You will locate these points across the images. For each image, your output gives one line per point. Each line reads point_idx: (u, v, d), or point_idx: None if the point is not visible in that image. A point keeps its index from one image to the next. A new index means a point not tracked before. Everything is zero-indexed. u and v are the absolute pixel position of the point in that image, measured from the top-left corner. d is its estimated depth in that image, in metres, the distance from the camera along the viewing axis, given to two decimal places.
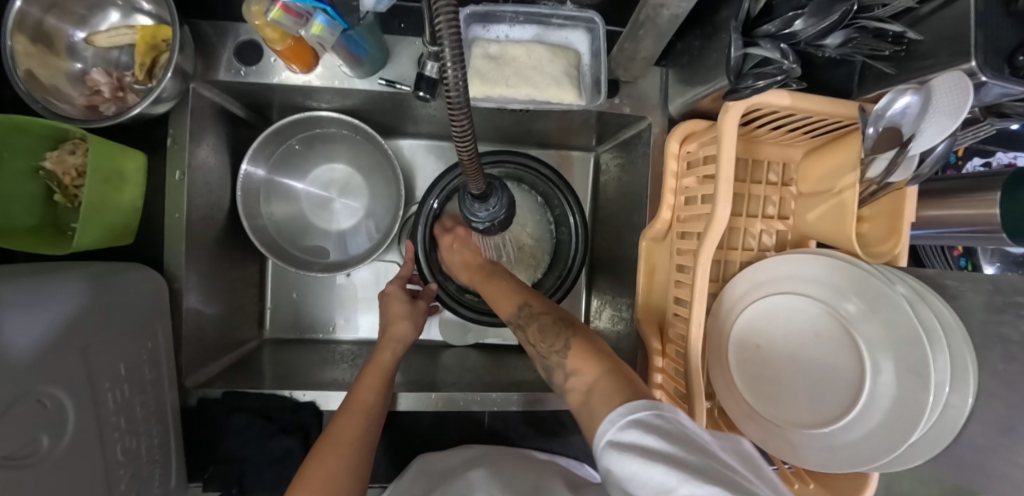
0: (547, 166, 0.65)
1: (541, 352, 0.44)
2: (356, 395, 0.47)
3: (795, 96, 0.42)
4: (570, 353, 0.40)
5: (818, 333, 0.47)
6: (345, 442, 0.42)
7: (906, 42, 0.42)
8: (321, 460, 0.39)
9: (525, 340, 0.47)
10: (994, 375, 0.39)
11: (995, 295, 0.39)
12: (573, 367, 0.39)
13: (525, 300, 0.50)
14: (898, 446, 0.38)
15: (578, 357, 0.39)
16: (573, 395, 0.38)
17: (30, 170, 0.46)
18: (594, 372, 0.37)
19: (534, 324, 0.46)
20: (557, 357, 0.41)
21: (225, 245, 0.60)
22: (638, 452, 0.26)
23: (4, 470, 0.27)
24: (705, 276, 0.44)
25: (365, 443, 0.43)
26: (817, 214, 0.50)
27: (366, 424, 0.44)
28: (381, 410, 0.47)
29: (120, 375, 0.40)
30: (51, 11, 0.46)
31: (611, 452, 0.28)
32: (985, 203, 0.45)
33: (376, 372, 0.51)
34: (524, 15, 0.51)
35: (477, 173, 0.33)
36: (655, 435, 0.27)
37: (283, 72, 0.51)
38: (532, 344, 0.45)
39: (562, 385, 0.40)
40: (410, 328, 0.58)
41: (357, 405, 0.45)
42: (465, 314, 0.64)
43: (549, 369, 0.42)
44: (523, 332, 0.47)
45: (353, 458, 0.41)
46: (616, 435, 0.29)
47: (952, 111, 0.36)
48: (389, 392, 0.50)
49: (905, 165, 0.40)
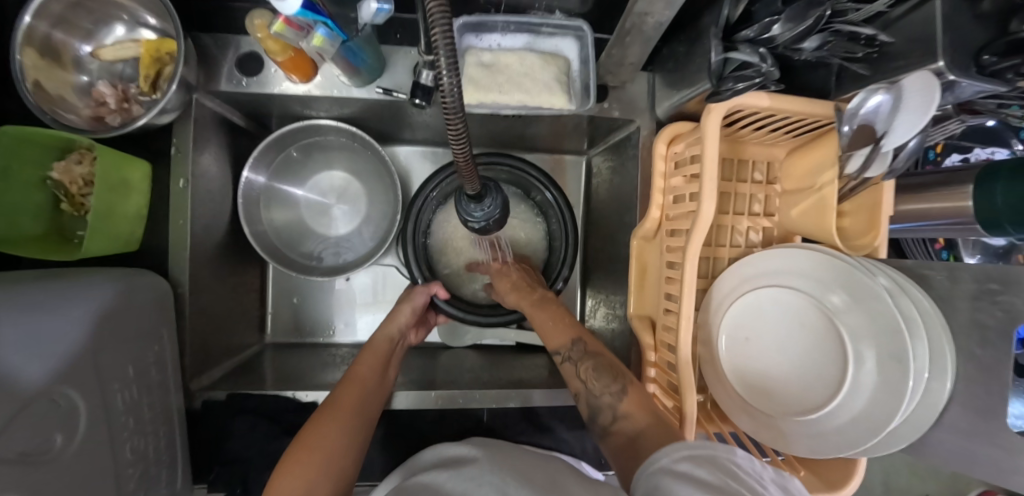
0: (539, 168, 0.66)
1: (592, 389, 0.48)
2: (347, 380, 0.50)
3: (774, 97, 0.44)
4: (625, 398, 0.45)
5: (803, 324, 0.48)
6: (341, 410, 0.45)
7: (878, 44, 0.44)
8: (315, 433, 0.42)
9: (573, 374, 0.51)
10: (971, 360, 0.42)
11: (971, 281, 0.42)
12: (625, 411, 0.44)
13: (581, 338, 0.53)
14: (881, 431, 0.41)
15: (634, 402, 0.44)
16: (617, 437, 0.42)
17: (36, 181, 0.47)
18: (645, 421, 0.41)
19: (587, 363, 0.50)
20: (608, 399, 0.46)
21: (227, 252, 0.61)
22: (683, 477, 0.29)
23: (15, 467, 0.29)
24: (693, 270, 0.46)
25: (365, 417, 0.46)
26: (799, 210, 0.52)
27: (360, 403, 0.47)
28: (378, 390, 0.51)
29: (129, 377, 0.41)
30: (59, 26, 0.46)
31: (660, 477, 0.31)
32: (958, 197, 0.48)
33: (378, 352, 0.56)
34: (515, 24, 0.53)
35: (472, 173, 0.35)
36: (707, 468, 0.30)
37: (283, 83, 0.53)
38: (581, 380, 0.49)
39: (607, 425, 0.44)
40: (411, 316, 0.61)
41: (350, 386, 0.49)
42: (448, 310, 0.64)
43: (596, 409, 0.46)
44: (571, 368, 0.51)
45: (347, 429, 0.44)
46: (668, 464, 0.32)
47: (920, 111, 0.38)
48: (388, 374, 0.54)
49: (880, 160, 0.43)
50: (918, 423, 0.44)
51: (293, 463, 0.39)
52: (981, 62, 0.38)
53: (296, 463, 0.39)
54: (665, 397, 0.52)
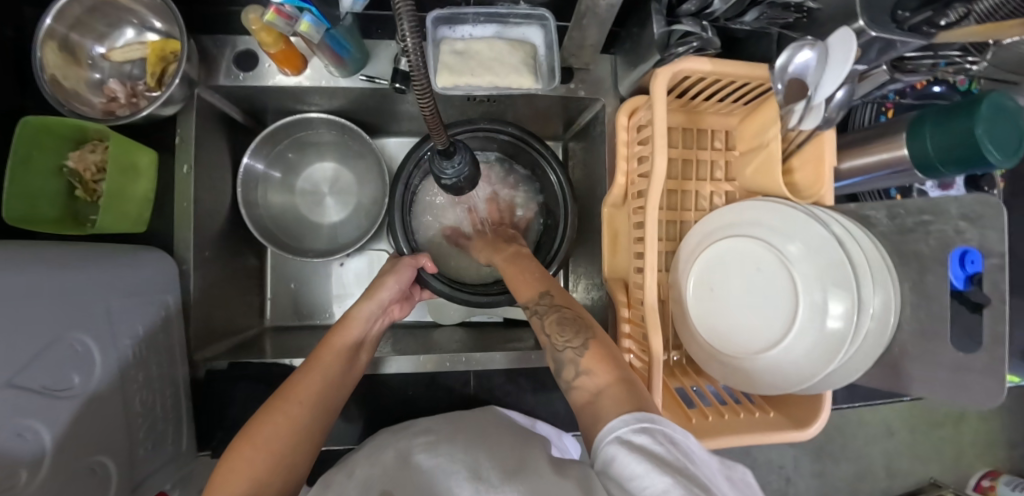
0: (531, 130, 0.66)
1: (555, 342, 0.47)
2: (317, 360, 0.49)
3: (715, 61, 0.49)
4: (587, 351, 0.44)
5: (761, 269, 0.52)
6: (295, 404, 0.44)
7: (806, 10, 0.49)
8: (264, 425, 0.41)
9: (540, 329, 0.50)
10: (919, 291, 0.45)
11: (904, 217, 0.46)
12: (586, 366, 0.43)
13: (550, 292, 0.52)
14: (834, 360, 0.46)
15: (595, 357, 0.43)
16: (580, 393, 0.42)
17: (54, 169, 0.52)
18: (606, 376, 0.41)
19: (553, 317, 0.49)
20: (571, 353, 0.44)
21: (229, 237, 0.66)
22: (645, 455, 0.30)
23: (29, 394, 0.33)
24: (654, 223, 0.50)
25: (323, 407, 0.45)
26: (751, 169, 0.57)
27: (323, 388, 0.46)
28: (341, 377, 0.50)
29: (138, 335, 0.46)
30: (75, 28, 0.52)
31: (617, 449, 0.32)
32: (893, 147, 0.52)
33: (351, 331, 0.54)
34: (484, 15, 0.59)
35: (440, 129, 0.38)
36: (663, 446, 0.31)
37: (276, 76, 0.58)
38: (547, 336, 0.48)
39: (569, 380, 0.44)
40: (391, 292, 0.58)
41: (318, 369, 0.48)
42: (435, 288, 0.64)
43: (559, 363, 0.45)
44: (538, 323, 0.50)
45: (299, 425, 0.42)
46: (625, 435, 0.33)
47: (840, 63, 0.41)
48: (356, 356, 0.53)
49: (814, 112, 0.47)
50: (867, 352, 0.49)
51: (235, 461, 0.38)
52: (898, 18, 0.44)
53: (239, 460, 0.38)
54: (639, 350, 0.56)
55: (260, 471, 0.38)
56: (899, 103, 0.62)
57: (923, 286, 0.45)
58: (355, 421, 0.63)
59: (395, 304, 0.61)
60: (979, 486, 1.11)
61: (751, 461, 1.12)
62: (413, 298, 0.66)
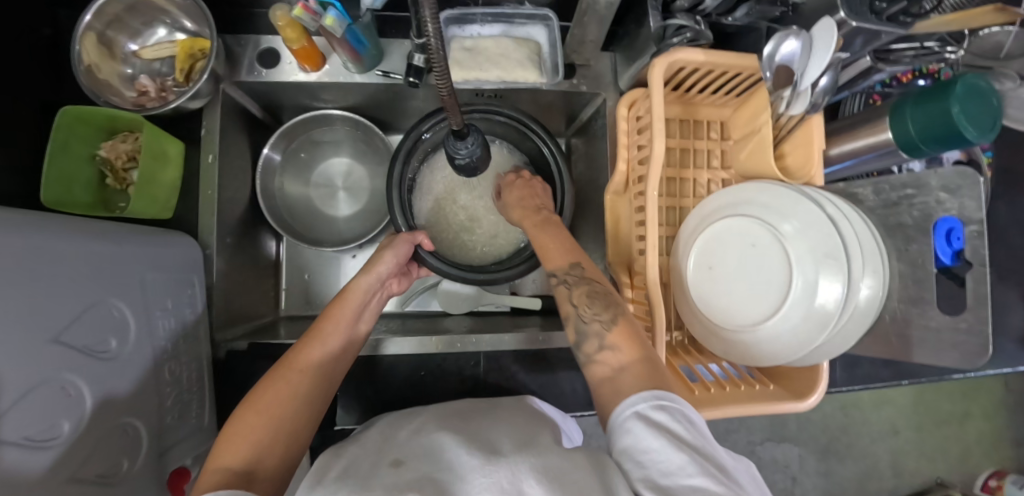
0: (531, 116, 0.66)
1: (582, 313, 0.48)
2: (316, 330, 0.51)
3: (707, 52, 0.53)
4: (614, 328, 0.45)
5: (755, 245, 0.54)
6: (296, 369, 0.46)
7: (791, 4, 0.53)
8: (269, 387, 0.43)
9: (566, 298, 0.50)
10: (909, 261, 0.48)
11: (890, 192, 0.49)
12: (611, 342, 0.44)
13: (581, 262, 0.51)
14: (828, 327, 0.48)
15: (622, 334, 0.45)
16: (600, 367, 0.44)
17: (88, 156, 0.55)
18: (632, 354, 0.42)
19: (583, 289, 0.49)
20: (597, 326, 0.46)
21: (247, 227, 0.69)
22: (662, 434, 0.33)
23: (64, 349, 0.36)
24: (654, 204, 0.53)
25: (324, 374, 0.48)
26: (746, 154, 0.60)
27: (322, 356, 0.49)
28: (341, 347, 0.52)
29: (168, 309, 0.50)
30: (111, 26, 0.55)
31: (635, 424, 0.34)
32: (879, 130, 0.55)
33: (350, 305, 0.56)
34: (491, 16, 0.63)
35: (455, 109, 0.41)
36: (678, 424, 0.34)
37: (296, 73, 0.62)
38: (572, 304, 0.49)
39: (589, 353, 0.45)
40: (389, 265, 0.61)
41: (319, 336, 0.51)
42: (431, 266, 0.64)
43: (583, 334, 0.47)
44: (564, 291, 0.50)
45: (301, 387, 0.44)
46: (642, 412, 0.35)
47: (823, 48, 0.45)
48: (355, 328, 0.55)
49: (801, 98, 0.51)
50: (862, 322, 0.51)
51: (241, 421, 0.40)
52: (875, 9, 0.48)
53: (245, 420, 0.40)
54: (642, 329, 0.58)
55: (266, 430, 0.40)
56: (885, 94, 0.65)
57: (914, 256, 0.48)
58: (365, 403, 0.66)
59: (392, 279, 0.63)
60: (987, 485, 1.12)
61: (756, 459, 1.13)
62: (411, 274, 0.68)
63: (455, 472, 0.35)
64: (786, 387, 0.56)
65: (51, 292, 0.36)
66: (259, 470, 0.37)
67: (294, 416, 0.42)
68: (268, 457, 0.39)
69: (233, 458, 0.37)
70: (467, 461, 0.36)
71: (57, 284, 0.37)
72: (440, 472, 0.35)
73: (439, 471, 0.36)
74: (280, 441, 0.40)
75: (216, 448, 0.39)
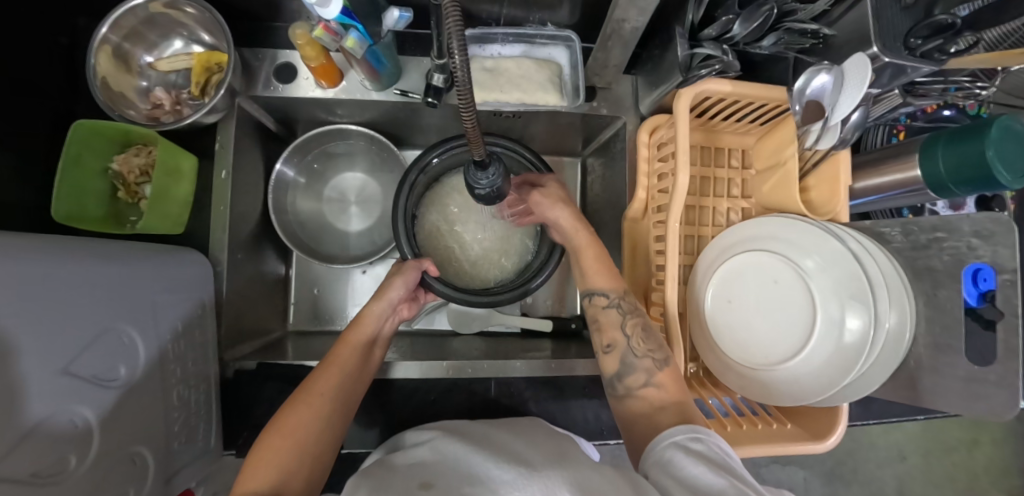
0: (533, 152, 0.64)
1: (634, 346, 0.49)
2: (335, 350, 0.51)
3: (734, 83, 0.52)
4: (665, 368, 0.47)
5: (778, 281, 0.53)
6: (318, 393, 0.46)
7: (821, 36, 0.52)
8: (292, 409, 0.44)
9: (616, 323, 0.51)
10: (934, 306, 0.47)
11: (919, 234, 0.48)
12: (658, 380, 0.46)
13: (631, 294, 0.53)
14: (852, 371, 0.47)
15: (669, 375, 0.47)
16: (641, 401, 0.46)
17: (100, 170, 0.54)
18: (677, 397, 0.45)
19: (634, 319, 0.51)
20: (649, 363, 0.47)
21: (259, 242, 0.68)
22: (701, 459, 0.33)
23: (74, 380, 0.35)
24: (676, 236, 0.52)
25: (342, 400, 0.47)
26: (769, 185, 0.59)
27: (341, 378, 0.48)
28: (358, 372, 0.51)
29: (178, 330, 0.49)
30: (129, 38, 0.55)
31: (675, 451, 0.36)
32: (907, 168, 0.54)
33: (366, 327, 0.55)
34: (513, 35, 0.61)
35: (480, 141, 0.40)
36: (718, 456, 0.34)
37: (313, 89, 0.61)
38: (623, 332, 0.50)
39: (632, 386, 0.47)
40: (401, 289, 0.59)
41: (336, 358, 0.50)
42: (437, 291, 0.61)
43: (629, 366, 0.48)
44: (615, 316, 0.52)
45: (323, 410, 0.45)
46: (682, 441, 0.36)
47: (856, 86, 0.44)
48: (371, 349, 0.55)
49: (830, 133, 0.50)
50: (888, 367, 0.50)
51: (265, 445, 0.40)
52: (910, 45, 0.47)
53: (267, 447, 0.40)
54: None
55: (288, 458, 0.40)
56: (910, 126, 0.64)
57: (940, 300, 0.47)
58: (373, 425, 0.65)
59: (405, 304, 0.61)
60: None
61: (762, 482, 1.11)
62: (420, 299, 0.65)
63: (486, 485, 0.35)
64: (802, 425, 0.55)
65: (61, 323, 0.35)
66: (287, 495, 0.38)
67: (313, 445, 0.42)
68: (293, 481, 0.39)
69: (257, 485, 0.37)
70: (500, 475, 0.36)
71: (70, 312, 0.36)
72: (470, 486, 0.35)
73: (471, 486, 0.35)
74: (306, 467, 0.41)
75: (240, 475, 0.38)
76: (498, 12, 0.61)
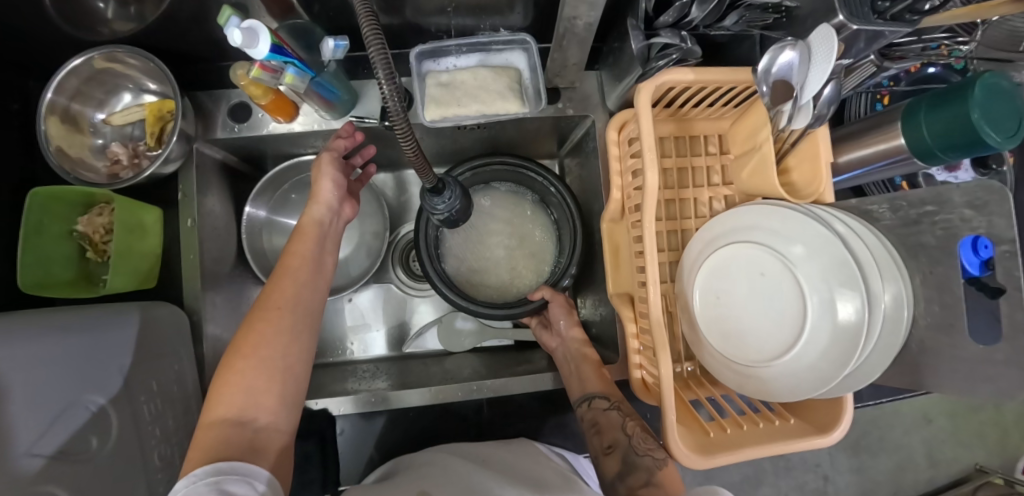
0: (513, 156, 0.71)
1: (635, 445, 0.52)
2: (286, 261, 0.49)
3: (697, 70, 0.49)
4: (665, 466, 0.48)
5: (764, 272, 0.50)
6: (275, 305, 0.44)
7: (784, 10, 0.49)
8: (253, 325, 0.42)
9: (618, 425, 0.55)
10: (930, 283, 0.45)
11: (909, 210, 0.45)
12: (658, 478, 0.47)
13: (619, 399, 0.58)
14: (849, 362, 0.44)
15: (670, 476, 0.47)
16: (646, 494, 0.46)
17: (65, 233, 0.54)
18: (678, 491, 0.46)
19: (633, 421, 0.55)
20: (649, 461, 0.49)
21: (239, 284, 0.68)
22: None
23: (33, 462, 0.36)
24: (652, 234, 0.50)
25: (302, 309, 0.46)
26: (748, 170, 0.56)
27: (297, 289, 0.47)
28: (313, 279, 0.49)
29: (154, 390, 0.49)
30: (76, 98, 0.54)
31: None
32: (891, 137, 0.51)
33: (309, 237, 0.52)
34: (466, 46, 0.60)
35: (426, 168, 0.38)
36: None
37: (270, 124, 0.60)
38: (625, 434, 0.53)
39: (638, 482, 0.48)
40: (333, 188, 0.56)
41: (286, 271, 0.48)
42: (419, 267, 0.67)
43: (632, 465, 0.50)
44: (615, 418, 0.56)
45: (285, 321, 0.44)
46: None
47: (823, 61, 0.40)
48: (323, 258, 0.52)
49: (803, 113, 0.45)
50: (890, 352, 0.47)
51: (230, 363, 0.40)
52: (878, 9, 0.44)
53: (229, 369, 0.40)
54: (649, 366, 0.55)
55: (255, 376, 0.40)
56: (893, 90, 0.61)
57: (937, 278, 0.44)
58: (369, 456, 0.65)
59: (344, 202, 0.58)
60: None
61: (786, 462, 1.09)
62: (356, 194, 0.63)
63: None
64: (807, 419, 0.53)
65: (8, 421, 0.35)
66: (257, 413, 0.39)
67: (283, 361, 0.42)
68: (266, 399, 0.40)
69: (229, 406, 0.39)
70: None
71: (10, 406, 0.36)
72: None
73: None
74: (283, 379, 0.41)
75: (209, 398, 0.40)
76: (448, 23, 0.60)
